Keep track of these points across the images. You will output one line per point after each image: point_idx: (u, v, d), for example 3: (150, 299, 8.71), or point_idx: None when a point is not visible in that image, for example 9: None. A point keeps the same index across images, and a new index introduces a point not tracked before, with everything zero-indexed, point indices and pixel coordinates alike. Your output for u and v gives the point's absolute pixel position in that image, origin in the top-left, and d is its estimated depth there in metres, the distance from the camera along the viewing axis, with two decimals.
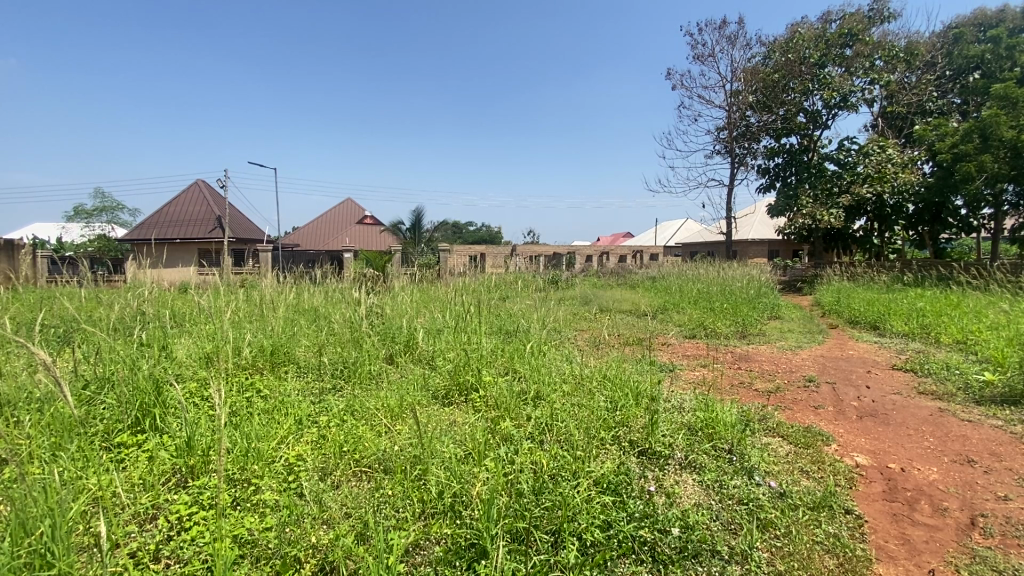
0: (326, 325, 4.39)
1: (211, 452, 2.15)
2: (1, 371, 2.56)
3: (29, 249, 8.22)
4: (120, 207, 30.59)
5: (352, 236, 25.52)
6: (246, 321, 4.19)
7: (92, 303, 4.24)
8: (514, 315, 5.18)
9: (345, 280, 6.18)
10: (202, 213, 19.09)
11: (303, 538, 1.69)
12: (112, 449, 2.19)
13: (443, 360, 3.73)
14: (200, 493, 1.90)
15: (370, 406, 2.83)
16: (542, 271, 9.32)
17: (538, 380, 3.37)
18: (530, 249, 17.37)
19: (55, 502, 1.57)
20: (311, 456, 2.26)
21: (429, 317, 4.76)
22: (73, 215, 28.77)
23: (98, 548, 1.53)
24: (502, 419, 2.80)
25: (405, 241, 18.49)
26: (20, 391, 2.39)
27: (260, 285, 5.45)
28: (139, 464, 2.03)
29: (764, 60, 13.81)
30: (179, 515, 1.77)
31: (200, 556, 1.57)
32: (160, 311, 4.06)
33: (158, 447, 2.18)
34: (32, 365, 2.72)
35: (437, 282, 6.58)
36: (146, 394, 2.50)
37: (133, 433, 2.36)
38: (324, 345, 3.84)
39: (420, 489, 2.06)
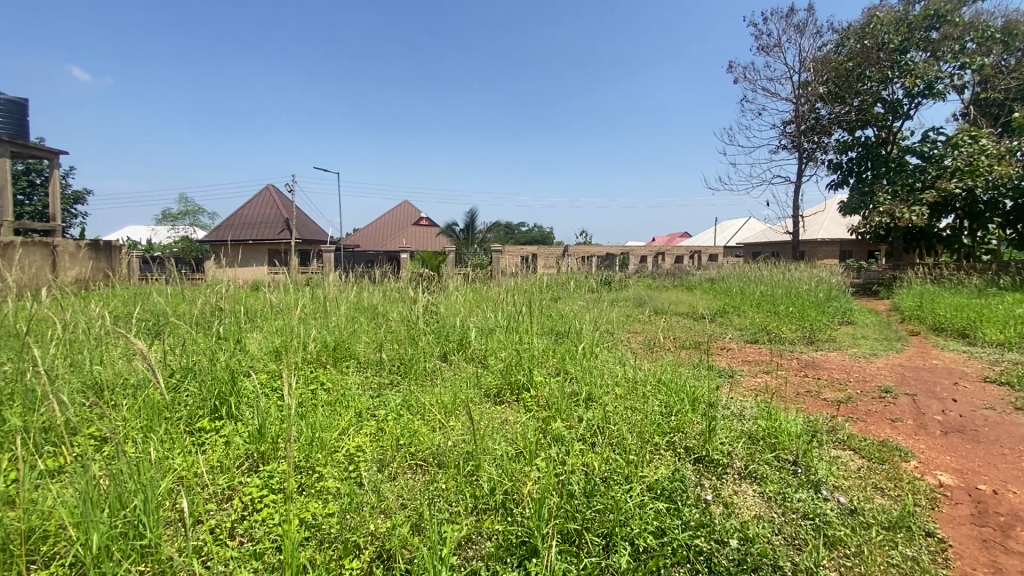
0: (384, 322, 4.56)
1: (280, 439, 2.30)
2: (103, 359, 2.85)
3: (125, 249, 9.06)
4: (200, 211, 33.11)
5: (408, 237, 26.32)
6: (312, 318, 4.43)
7: (178, 298, 4.63)
8: (565, 316, 5.15)
9: (401, 279, 6.38)
10: (271, 216, 20.31)
11: (362, 524, 1.76)
12: (193, 432, 2.39)
13: (495, 359, 3.76)
14: (270, 478, 2.04)
15: (425, 401, 2.92)
16: (595, 271, 9.24)
17: (590, 381, 3.34)
18: (582, 249, 17.25)
19: (147, 479, 1.73)
20: (370, 447, 2.37)
21: (482, 317, 4.83)
22: (161, 218, 31.44)
23: (180, 523, 1.66)
24: (553, 418, 2.80)
25: (459, 241, 18.80)
26: (117, 377, 2.66)
27: (324, 283, 5.74)
28: (217, 448, 2.20)
29: (838, 48, 12.97)
30: (251, 497, 1.90)
31: (270, 535, 1.69)
32: (236, 307, 4.37)
33: (233, 433, 2.35)
34: (128, 354, 3.02)
35: (489, 282, 6.67)
36: (223, 383, 2.72)
37: (212, 419, 2.56)
38: (382, 341, 3.99)
39: (472, 485, 2.10)
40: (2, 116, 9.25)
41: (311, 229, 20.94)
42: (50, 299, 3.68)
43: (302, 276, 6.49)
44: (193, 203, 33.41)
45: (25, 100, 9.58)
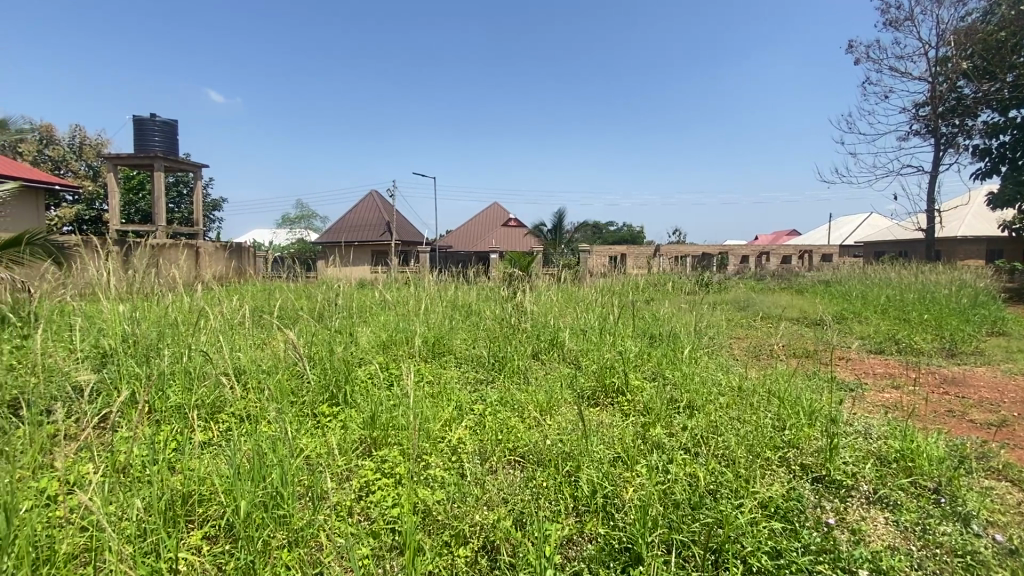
0: (479, 320, 4.69)
1: (390, 427, 2.46)
2: (240, 345, 3.23)
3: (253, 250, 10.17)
4: (313, 216, 36.40)
5: (497, 237, 26.91)
6: (413, 314, 4.68)
7: (298, 294, 5.13)
8: (661, 319, 4.96)
9: (494, 279, 6.53)
10: (374, 219, 21.81)
11: (467, 515, 1.82)
12: (315, 416, 2.62)
13: (588, 360, 3.71)
14: (382, 463, 2.18)
15: (521, 399, 2.95)
16: (691, 272, 8.80)
17: (691, 388, 3.18)
18: (676, 249, 16.53)
19: (281, 454, 1.93)
20: (471, 440, 2.45)
21: (574, 317, 4.79)
22: (281, 223, 35.06)
23: (309, 497, 1.82)
24: (653, 424, 2.70)
25: (547, 242, 18.87)
26: (253, 363, 3.00)
27: (422, 281, 6.04)
28: (336, 432, 2.40)
29: (986, 16, 11.22)
30: (366, 479, 2.05)
31: (385, 517, 1.80)
32: (346, 303, 4.74)
33: (349, 419, 2.55)
34: (261, 343, 3.39)
35: (580, 283, 6.61)
36: (339, 372, 2.95)
37: (330, 404, 2.79)
38: (477, 339, 4.10)
39: (572, 485, 2.09)
40: (160, 136, 10.82)
41: (408, 231, 22.15)
42: (197, 294, 4.21)
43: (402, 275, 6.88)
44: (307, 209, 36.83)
45: (176, 122, 11.13)
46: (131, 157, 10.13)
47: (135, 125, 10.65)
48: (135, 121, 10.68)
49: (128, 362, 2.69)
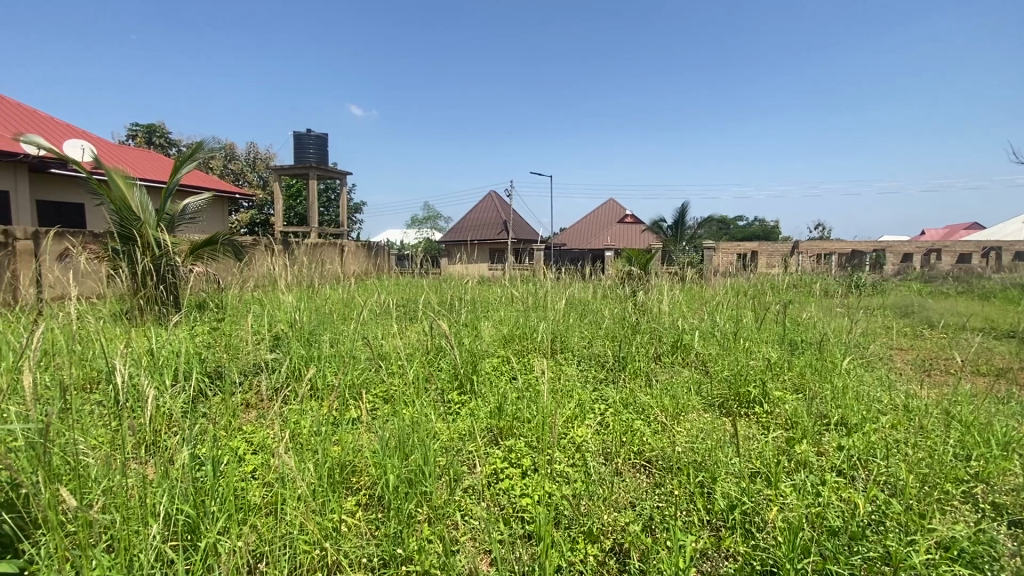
0: (598, 317, 4.62)
1: (515, 421, 2.54)
2: (380, 334, 3.56)
3: (387, 247, 11.10)
4: (436, 217, 38.85)
5: (613, 234, 26.31)
6: (532, 311, 4.76)
7: (428, 289, 5.50)
8: (802, 324, 4.46)
9: (612, 277, 6.39)
10: (492, 219, 22.65)
11: (596, 513, 1.81)
12: (446, 403, 2.79)
13: (717, 365, 3.46)
14: (510, 453, 2.26)
15: (645, 401, 2.85)
16: (839, 273, 7.79)
17: (843, 404, 2.82)
18: (817, 246, 14.77)
19: (422, 437, 2.08)
20: (595, 439, 2.43)
21: (700, 319, 4.50)
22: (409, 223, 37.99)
23: (447, 477, 1.95)
24: (797, 440, 2.45)
25: (667, 239, 17.99)
26: (392, 352, 3.28)
27: (541, 279, 6.12)
28: (467, 419, 2.53)
29: None
30: (496, 467, 2.14)
31: (514, 507, 1.87)
32: (470, 298, 4.97)
33: (477, 408, 2.67)
34: (396, 333, 3.70)
35: (706, 284, 6.20)
36: (466, 365, 3.11)
37: (459, 392, 2.95)
38: (597, 337, 4.04)
39: (705, 497, 1.98)
40: (313, 149, 12.32)
41: (524, 229, 22.62)
42: (345, 288, 4.73)
43: (520, 272, 7.03)
44: (432, 210, 39.45)
45: (327, 135, 12.57)
46: (291, 168, 11.66)
47: (295, 140, 12.26)
48: (295, 136, 12.28)
49: (294, 346, 3.11)
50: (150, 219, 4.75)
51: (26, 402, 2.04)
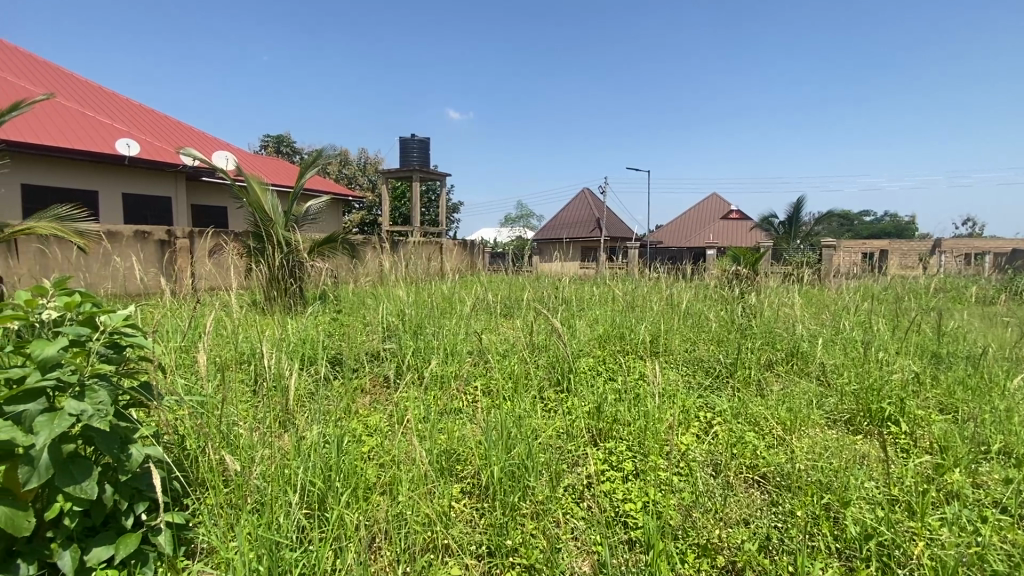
0: (701, 318, 4.38)
1: (616, 423, 2.48)
2: (480, 329, 3.67)
3: (482, 245, 11.41)
4: (529, 216, 39.33)
5: (715, 232, 24.79)
6: (629, 310, 4.63)
7: (523, 287, 5.57)
8: (949, 334, 3.88)
9: (718, 275, 6.01)
10: (585, 216, 22.41)
11: (707, 527, 1.72)
12: (544, 399, 2.80)
13: (842, 377, 3.11)
14: (611, 455, 2.21)
15: (757, 412, 2.64)
16: (997, 276, 6.65)
17: (1007, 432, 2.40)
18: (966, 244, 12.71)
19: (522, 431, 2.10)
20: (701, 448, 2.30)
21: (820, 325, 4.09)
22: (504, 222, 38.83)
23: (548, 474, 1.95)
24: (947, 468, 2.13)
25: (777, 236, 16.58)
26: (491, 347, 3.37)
27: (639, 278, 5.93)
28: (566, 417, 2.52)
29: None
30: (597, 468, 2.11)
31: (616, 512, 1.83)
32: (566, 296, 4.96)
33: (575, 407, 2.65)
34: (494, 328, 3.79)
35: (826, 287, 5.61)
36: (564, 364, 3.10)
37: (556, 390, 2.95)
38: (700, 340, 3.83)
39: (832, 522, 1.80)
40: (417, 152, 13.00)
41: (619, 227, 22.09)
42: (446, 284, 4.93)
43: (616, 271, 6.87)
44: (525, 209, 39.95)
45: (429, 139, 13.19)
46: (396, 171, 12.42)
47: (400, 144, 13.05)
48: (400, 141, 13.05)
49: (402, 337, 3.31)
50: (279, 219, 5.29)
51: (190, 377, 2.39)
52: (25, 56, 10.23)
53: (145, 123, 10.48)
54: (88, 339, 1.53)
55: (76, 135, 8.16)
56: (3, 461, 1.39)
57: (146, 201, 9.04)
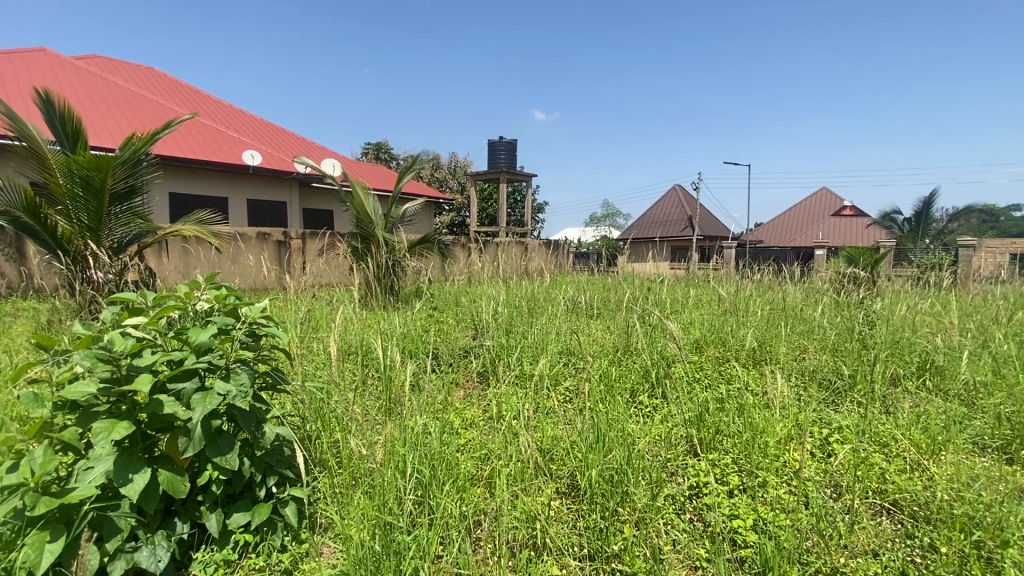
0: (812, 324, 4.02)
1: (718, 433, 2.34)
2: (568, 328, 3.65)
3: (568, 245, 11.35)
4: (616, 214, 38.61)
5: (823, 230, 22.64)
6: (728, 313, 4.37)
7: (612, 287, 5.46)
8: None
9: (831, 277, 5.48)
10: (676, 215, 21.51)
11: (829, 555, 1.57)
12: (638, 404, 2.73)
13: (991, 398, 2.69)
14: (714, 466, 2.09)
15: (884, 432, 2.37)
16: None
17: None
18: None
19: (619, 436, 2.05)
20: (817, 466, 2.10)
21: (960, 336, 3.57)
22: (590, 222, 38.44)
23: (648, 479, 1.88)
24: None
25: (900, 234, 14.79)
26: (583, 348, 3.33)
27: (739, 280, 5.57)
28: (663, 424, 2.43)
29: None
30: (698, 479, 2.01)
31: (722, 526, 1.73)
32: (659, 297, 4.79)
33: (672, 414, 2.54)
34: (584, 328, 3.75)
35: (967, 293, 4.90)
36: (659, 368, 3.00)
37: (651, 395, 2.86)
38: (810, 348, 3.52)
39: (986, 564, 1.56)
40: (504, 154, 13.23)
41: (713, 225, 20.93)
42: (534, 283, 4.96)
43: (713, 272, 6.52)
44: (612, 208, 39.24)
45: (516, 141, 13.37)
46: (484, 173, 12.74)
47: (489, 147, 13.36)
48: (489, 144, 13.36)
49: (493, 335, 3.38)
50: (380, 220, 5.60)
51: (308, 365, 2.62)
52: (173, 82, 11.84)
53: (266, 135, 11.69)
54: (233, 327, 1.73)
55: (212, 149, 9.30)
56: (166, 431, 1.61)
57: (266, 205, 10.07)
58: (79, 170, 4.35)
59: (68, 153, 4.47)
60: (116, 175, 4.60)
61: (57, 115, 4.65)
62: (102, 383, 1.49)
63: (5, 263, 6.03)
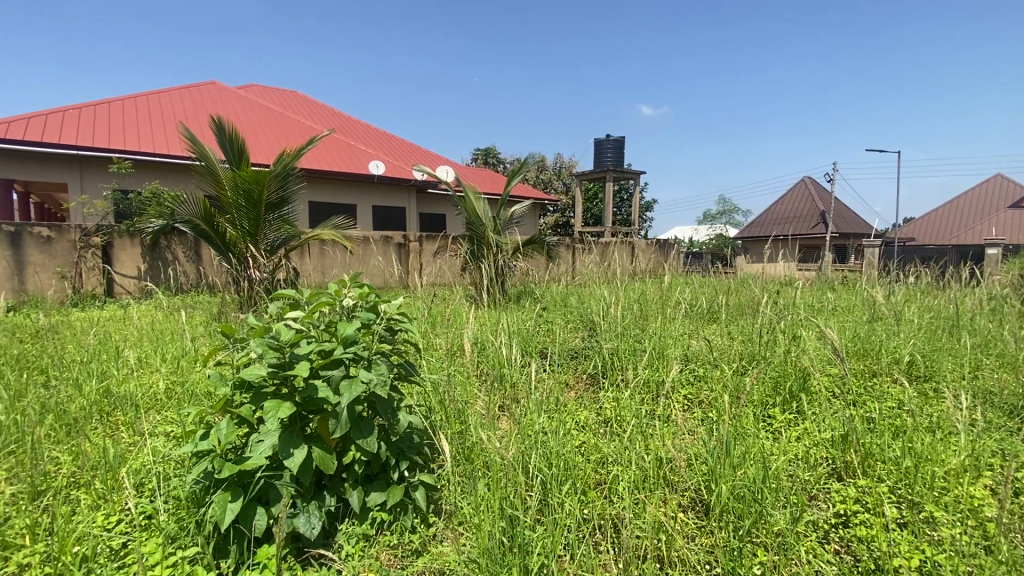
0: (988, 336, 3.40)
1: (869, 457, 2.07)
2: (684, 331, 3.48)
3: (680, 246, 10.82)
4: (734, 211, 36.13)
5: (997, 224, 19.04)
6: (874, 320, 3.87)
7: (733, 288, 5.10)
8: None
9: (1013, 280, 4.58)
10: (805, 211, 19.49)
11: None
12: (767, 417, 2.52)
13: None
14: (866, 493, 1.86)
15: None
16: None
17: None
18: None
19: (751, 451, 1.90)
20: (1005, 507, 1.76)
21: None
22: (703, 220, 36.28)
23: (787, 501, 1.71)
24: None
25: None
26: (701, 354, 3.16)
27: (888, 283, 4.89)
28: (799, 442, 2.21)
29: None
30: (846, 507, 1.79)
31: (879, 563, 1.53)
32: (789, 299, 4.37)
33: (809, 432, 2.31)
34: (703, 333, 3.55)
35: None
36: (792, 379, 2.75)
37: (783, 409, 2.62)
38: (985, 365, 2.98)
39: None
40: (611, 152, 12.97)
41: (850, 221, 18.61)
42: (646, 284, 4.80)
43: (854, 275, 5.80)
44: (729, 205, 36.66)
45: (625, 138, 13.03)
46: (591, 173, 12.61)
47: (596, 146, 13.20)
48: (596, 143, 13.19)
49: (606, 335, 3.33)
50: (490, 222, 5.79)
51: (432, 361, 2.80)
52: (313, 103, 13.34)
53: (388, 146, 12.69)
54: (373, 322, 1.91)
55: (343, 161, 10.31)
56: (319, 413, 1.81)
57: (388, 211, 10.94)
58: (242, 183, 5.07)
59: (235, 169, 5.23)
60: (271, 187, 5.30)
61: (227, 137, 5.46)
62: (271, 367, 1.71)
63: (188, 263, 7.25)
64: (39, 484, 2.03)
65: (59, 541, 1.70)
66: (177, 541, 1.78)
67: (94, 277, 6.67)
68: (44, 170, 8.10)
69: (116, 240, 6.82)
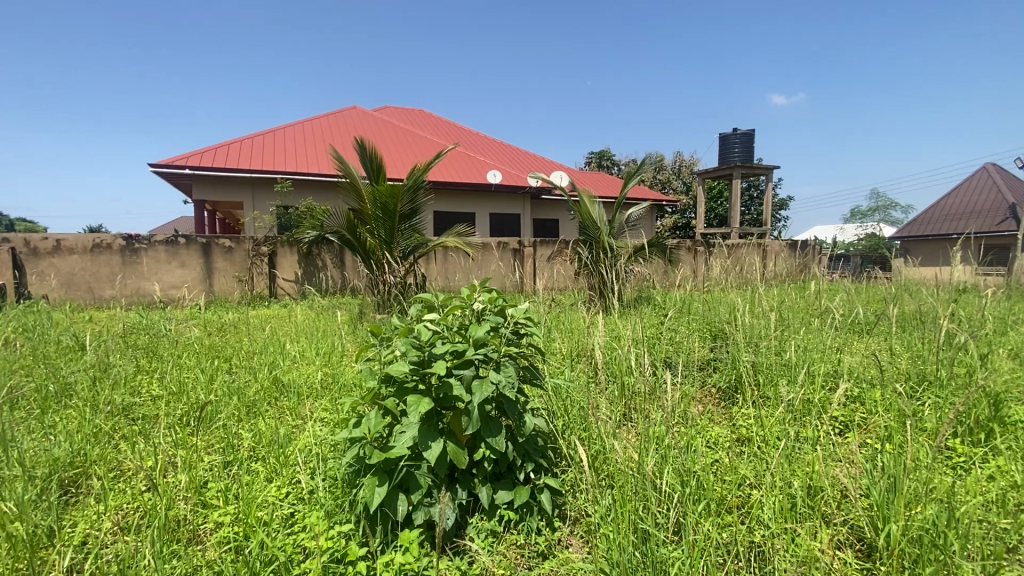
0: None
1: None
2: (833, 344, 3.10)
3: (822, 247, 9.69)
4: (891, 206, 31.29)
5: None
6: None
7: (896, 295, 4.42)
8: None
9: None
10: (990, 203, 16.24)
11: None
12: (944, 449, 2.15)
13: None
14: None
15: None
16: None
17: None
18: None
19: (930, 486, 1.62)
20: None
21: None
22: (851, 217, 32.00)
23: (981, 549, 1.44)
24: None
25: None
26: (855, 371, 2.79)
27: None
28: (992, 481, 1.85)
29: None
30: None
31: None
32: (974, 309, 3.67)
33: (1006, 470, 1.92)
34: (856, 347, 3.13)
35: None
36: (979, 407, 2.30)
37: (967, 441, 2.21)
38: None
39: None
40: (739, 147, 12.03)
41: None
42: (784, 291, 4.36)
43: None
44: (885, 200, 31.85)
45: (754, 131, 12.01)
46: (715, 171, 11.82)
47: (721, 142, 12.35)
48: (721, 138, 12.33)
49: (738, 346, 3.09)
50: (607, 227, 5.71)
51: (553, 366, 2.82)
52: (438, 119, 14.29)
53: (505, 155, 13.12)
54: (501, 325, 1.98)
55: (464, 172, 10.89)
56: (453, 410, 1.92)
57: (505, 218, 11.31)
58: (380, 197, 5.60)
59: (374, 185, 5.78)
60: (403, 199, 5.78)
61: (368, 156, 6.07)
62: (412, 365, 1.85)
63: (334, 269, 8.17)
64: (229, 455, 2.42)
65: (247, 505, 2.02)
66: (334, 516, 2.01)
67: (263, 281, 7.82)
68: (228, 191, 9.71)
69: (279, 249, 7.90)
